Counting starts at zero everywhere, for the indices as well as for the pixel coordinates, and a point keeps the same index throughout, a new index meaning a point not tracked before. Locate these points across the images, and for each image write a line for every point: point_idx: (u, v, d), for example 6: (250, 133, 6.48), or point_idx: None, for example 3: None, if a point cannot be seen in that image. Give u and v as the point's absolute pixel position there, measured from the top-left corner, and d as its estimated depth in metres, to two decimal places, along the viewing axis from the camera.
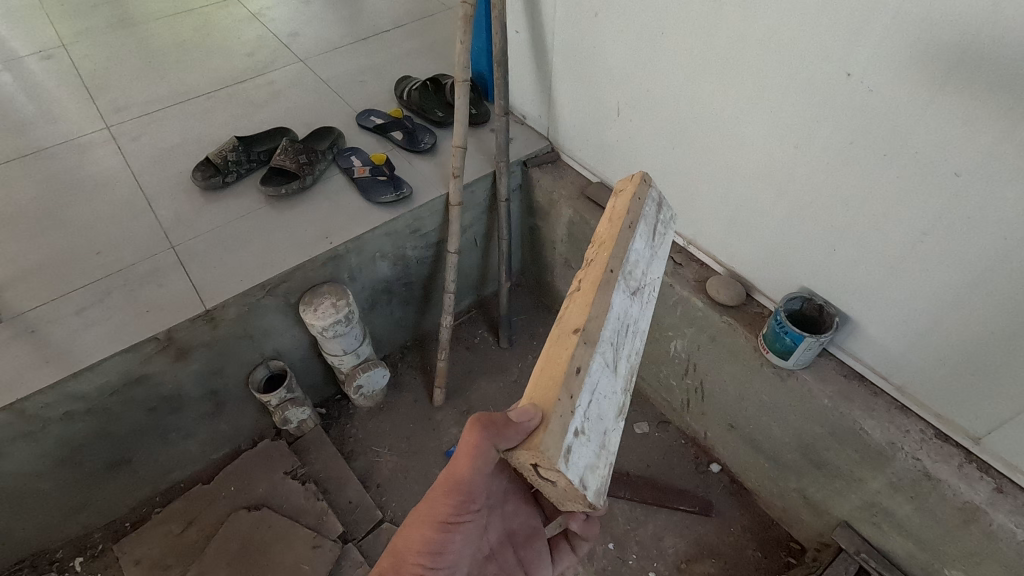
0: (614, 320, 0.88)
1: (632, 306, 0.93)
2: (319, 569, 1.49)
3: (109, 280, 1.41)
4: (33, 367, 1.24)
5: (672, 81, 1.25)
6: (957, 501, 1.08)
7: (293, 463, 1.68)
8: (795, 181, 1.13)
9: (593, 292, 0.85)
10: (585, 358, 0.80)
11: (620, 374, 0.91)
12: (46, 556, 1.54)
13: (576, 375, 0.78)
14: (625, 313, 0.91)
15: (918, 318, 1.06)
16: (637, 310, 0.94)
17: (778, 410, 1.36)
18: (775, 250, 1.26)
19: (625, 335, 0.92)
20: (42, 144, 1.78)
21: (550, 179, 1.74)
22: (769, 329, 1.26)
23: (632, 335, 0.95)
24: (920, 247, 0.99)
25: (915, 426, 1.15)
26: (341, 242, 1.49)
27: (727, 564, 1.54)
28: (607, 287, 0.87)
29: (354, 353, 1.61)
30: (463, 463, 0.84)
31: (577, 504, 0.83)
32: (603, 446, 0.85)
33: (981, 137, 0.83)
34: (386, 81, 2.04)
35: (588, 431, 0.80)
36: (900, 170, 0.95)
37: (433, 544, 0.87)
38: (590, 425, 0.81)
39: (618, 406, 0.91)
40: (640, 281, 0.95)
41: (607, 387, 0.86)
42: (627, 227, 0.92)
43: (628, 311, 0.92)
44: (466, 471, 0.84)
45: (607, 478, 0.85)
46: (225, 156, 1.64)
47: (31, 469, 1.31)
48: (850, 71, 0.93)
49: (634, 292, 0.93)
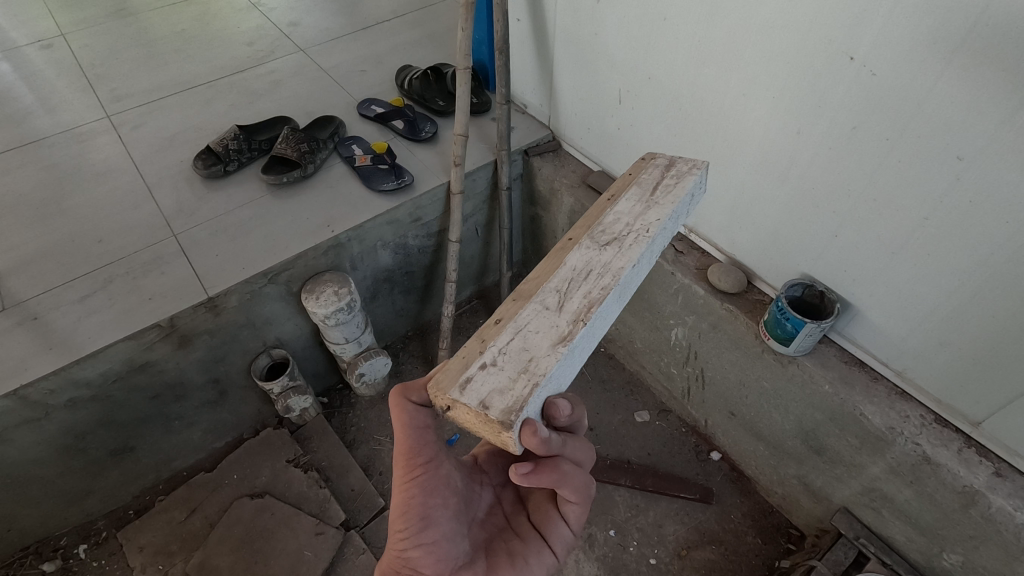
0: (565, 272, 0.91)
1: (602, 254, 0.92)
2: (322, 556, 1.50)
3: (112, 268, 1.42)
4: (36, 354, 1.24)
5: (672, 68, 1.25)
6: (956, 485, 1.09)
7: (296, 451, 1.68)
8: (797, 167, 1.13)
9: (545, 263, 0.95)
10: (507, 312, 0.86)
11: (572, 311, 0.84)
12: (50, 543, 1.55)
13: (493, 324, 0.85)
14: (587, 261, 0.91)
15: (919, 304, 1.06)
16: (611, 255, 0.91)
17: (778, 396, 1.37)
18: (776, 237, 1.27)
19: (584, 278, 0.89)
20: (42, 133, 1.77)
21: (551, 168, 1.74)
22: (770, 316, 1.27)
23: (601, 275, 0.88)
24: (922, 232, 0.99)
25: (915, 411, 1.16)
26: (343, 230, 1.49)
27: (727, 551, 1.55)
28: (558, 253, 0.95)
29: (356, 342, 1.62)
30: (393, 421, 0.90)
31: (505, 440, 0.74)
32: (526, 371, 0.77)
33: (983, 122, 0.83)
34: (386, 70, 2.04)
35: (502, 361, 0.79)
36: (903, 155, 0.95)
37: (401, 504, 0.88)
38: (507, 356, 0.79)
39: (564, 335, 0.81)
40: (620, 232, 0.95)
41: (544, 323, 0.83)
42: (606, 200, 1.03)
43: (593, 259, 0.91)
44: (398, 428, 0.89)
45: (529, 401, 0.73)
46: (226, 144, 1.63)
47: (35, 456, 1.32)
48: (853, 55, 0.93)
49: (608, 241, 0.93)
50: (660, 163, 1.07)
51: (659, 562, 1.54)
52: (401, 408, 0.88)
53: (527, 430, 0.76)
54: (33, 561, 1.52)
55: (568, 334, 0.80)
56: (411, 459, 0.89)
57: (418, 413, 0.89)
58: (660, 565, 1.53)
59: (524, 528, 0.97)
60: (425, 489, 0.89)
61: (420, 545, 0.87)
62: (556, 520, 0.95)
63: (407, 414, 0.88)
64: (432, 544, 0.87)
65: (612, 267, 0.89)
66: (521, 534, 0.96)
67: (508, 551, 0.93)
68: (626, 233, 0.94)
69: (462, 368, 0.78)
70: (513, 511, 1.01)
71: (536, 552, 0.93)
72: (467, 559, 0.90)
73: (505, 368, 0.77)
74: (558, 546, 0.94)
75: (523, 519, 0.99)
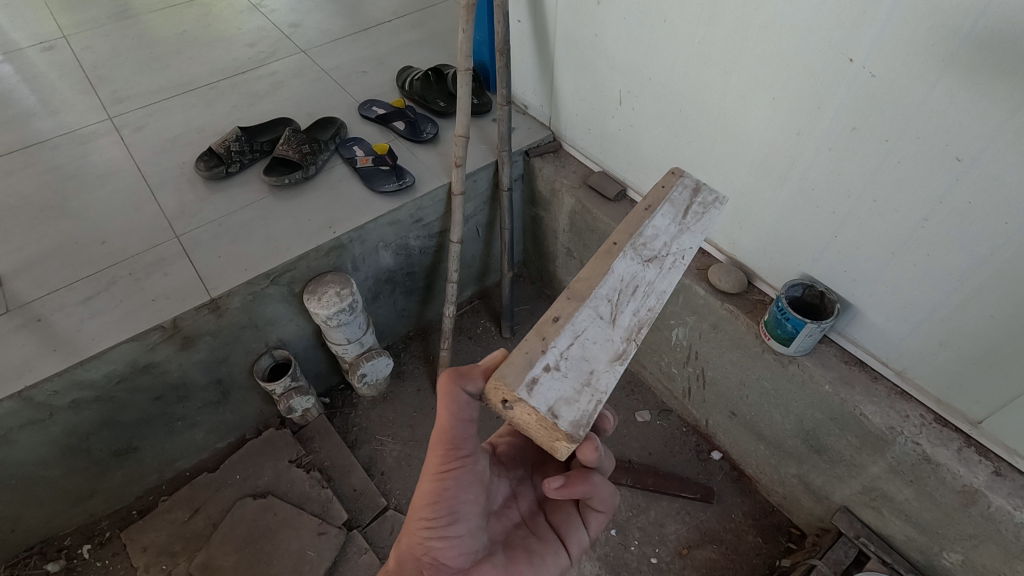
0: (613, 281, 0.95)
1: (646, 271, 0.97)
2: (325, 555, 1.50)
3: (115, 269, 1.42)
4: (40, 356, 1.25)
5: (673, 69, 1.26)
6: (956, 484, 1.09)
7: (299, 451, 1.69)
8: (797, 168, 1.13)
9: (594, 261, 0.98)
10: (565, 311, 0.90)
11: (624, 328, 0.92)
12: (55, 543, 1.56)
13: (552, 322, 0.89)
14: (632, 275, 0.96)
15: (920, 304, 1.06)
16: (654, 275, 0.97)
17: (780, 397, 1.37)
18: (775, 237, 1.27)
19: (632, 293, 0.95)
20: (44, 135, 1.78)
21: (552, 169, 1.75)
22: (770, 316, 1.27)
23: (646, 294, 0.95)
24: (921, 233, 0.99)
25: (915, 410, 1.17)
26: (345, 231, 1.50)
27: (728, 550, 1.55)
28: (605, 257, 0.97)
29: (358, 342, 1.62)
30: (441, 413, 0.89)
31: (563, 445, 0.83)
32: (587, 384, 0.85)
33: (981, 123, 0.84)
34: (387, 71, 2.04)
35: (564, 367, 0.85)
36: (903, 156, 0.95)
37: (432, 495, 0.88)
38: (568, 363, 0.86)
39: (618, 354, 0.89)
40: (660, 250, 1.00)
41: (599, 334, 0.90)
42: (643, 209, 1.02)
43: (639, 274, 0.97)
44: (447, 419, 0.89)
45: (592, 416, 0.82)
46: (228, 146, 1.64)
47: (40, 457, 1.33)
48: (851, 57, 0.94)
49: (650, 258, 0.98)
50: (686, 183, 1.06)
51: (660, 561, 1.54)
52: (453, 398, 0.87)
53: (588, 445, 0.90)
54: (37, 561, 1.53)
55: (622, 352, 0.90)
56: (452, 452, 0.90)
57: (467, 403, 0.88)
58: (661, 564, 1.54)
59: (540, 528, 1.02)
60: (461, 484, 0.90)
61: (445, 539, 0.89)
62: (574, 523, 1.01)
63: (458, 407, 0.88)
64: (456, 539, 0.89)
65: (655, 288, 0.96)
66: (537, 533, 1.01)
67: (525, 549, 0.97)
68: (664, 253, 1.00)
69: (528, 368, 0.83)
70: (530, 509, 1.05)
71: (551, 553, 0.98)
72: (484, 553, 0.94)
73: (568, 377, 0.85)
74: (574, 549, 1.00)
75: (539, 519, 1.03)
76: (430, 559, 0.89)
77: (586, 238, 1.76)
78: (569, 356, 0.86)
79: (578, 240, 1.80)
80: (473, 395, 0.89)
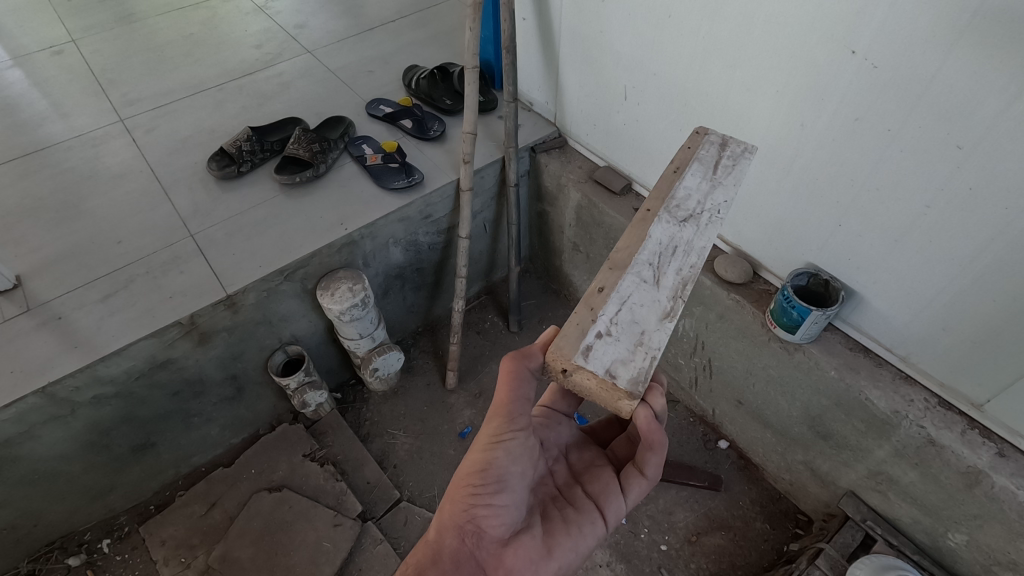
0: (652, 246, 0.99)
1: (683, 230, 1.01)
2: (340, 546, 1.53)
3: (132, 268, 1.45)
4: (63, 352, 1.28)
5: (678, 64, 1.28)
6: (960, 465, 1.12)
7: (312, 445, 1.72)
8: (801, 160, 1.16)
9: (629, 231, 1.02)
10: (609, 280, 0.95)
11: (669, 288, 0.94)
12: (75, 538, 1.58)
13: (598, 293, 0.94)
14: (671, 237, 1.00)
15: (922, 289, 1.09)
16: (690, 232, 1.00)
17: (786, 384, 1.40)
18: (780, 227, 1.30)
19: (672, 254, 0.98)
20: (56, 138, 1.81)
21: (558, 165, 1.78)
22: (776, 304, 1.29)
23: (687, 252, 0.98)
24: (923, 220, 1.02)
25: (920, 395, 1.19)
26: (356, 228, 1.53)
27: (736, 536, 1.58)
28: (640, 225, 1.02)
29: (369, 337, 1.65)
30: (501, 388, 0.94)
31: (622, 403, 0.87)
32: (642, 343, 0.89)
33: (980, 111, 0.87)
34: (393, 70, 2.07)
35: (616, 332, 0.89)
36: (905, 145, 0.98)
37: (481, 463, 0.92)
38: (620, 328, 0.90)
39: (665, 311, 0.92)
40: (694, 209, 1.03)
41: (646, 297, 0.93)
42: (673, 172, 1.08)
43: (677, 234, 1.00)
44: (506, 395, 0.93)
45: (649, 372, 0.86)
46: (240, 146, 1.67)
47: (62, 452, 1.36)
48: (854, 48, 0.96)
49: (686, 217, 1.02)
50: (713, 140, 1.12)
51: (669, 548, 1.57)
52: (513, 379, 0.92)
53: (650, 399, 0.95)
54: (59, 555, 1.55)
55: (670, 310, 0.92)
56: (505, 423, 0.93)
57: (527, 382, 0.93)
58: (670, 551, 1.56)
59: (577, 496, 1.02)
60: (511, 454, 0.93)
61: (489, 506, 0.91)
62: (612, 493, 1.01)
63: (519, 385, 0.93)
64: (501, 508, 0.92)
65: (695, 245, 0.99)
66: (574, 503, 1.01)
67: (563, 519, 0.98)
68: (700, 211, 1.02)
69: (580, 338, 0.88)
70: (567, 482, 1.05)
71: (589, 520, 0.98)
72: (523, 525, 0.95)
73: (619, 339, 0.89)
74: (610, 517, 1.00)
75: (576, 489, 1.03)
76: (473, 526, 0.91)
77: (592, 231, 1.78)
78: (619, 320, 0.91)
79: (585, 234, 1.82)
80: (535, 372, 0.93)
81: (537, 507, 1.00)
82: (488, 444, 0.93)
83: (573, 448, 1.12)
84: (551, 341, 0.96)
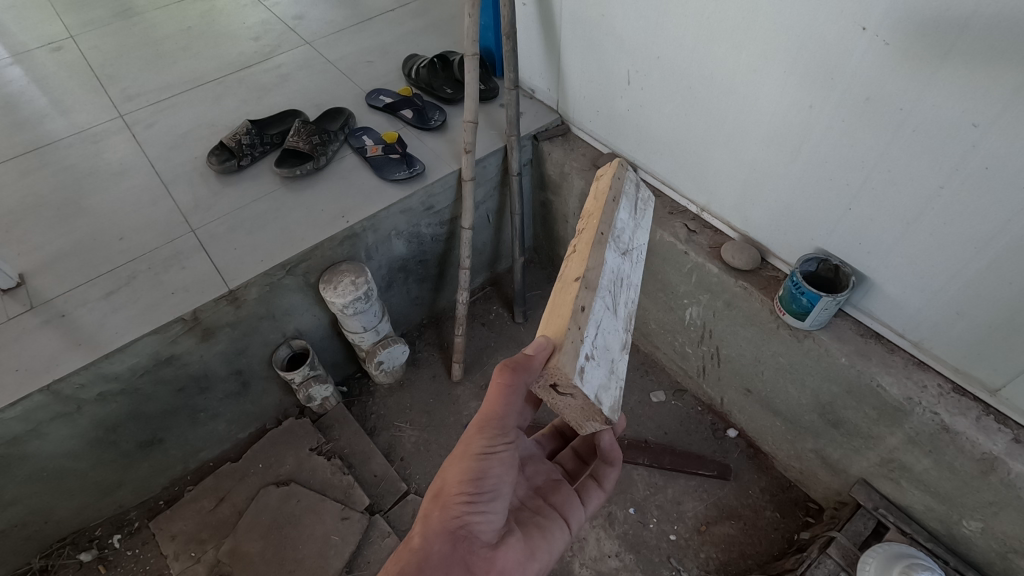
0: (609, 272, 0.95)
1: (625, 263, 1.00)
2: (348, 540, 1.53)
3: (134, 264, 1.44)
4: (66, 350, 1.28)
5: (683, 46, 1.25)
6: (975, 453, 1.10)
7: (319, 439, 1.71)
8: (810, 142, 1.13)
9: (585, 248, 0.93)
10: (588, 300, 0.88)
11: (622, 317, 0.98)
12: (86, 534, 1.59)
13: (582, 312, 0.86)
14: (620, 268, 0.98)
15: (936, 273, 1.06)
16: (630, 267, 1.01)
17: (796, 372, 1.38)
18: (789, 212, 1.27)
19: (620, 285, 0.99)
20: (57, 135, 1.80)
21: (561, 153, 1.75)
22: (785, 291, 1.27)
23: (627, 287, 1.01)
24: (936, 202, 0.99)
25: (933, 380, 1.17)
26: (358, 220, 1.51)
27: (746, 526, 1.57)
28: (599, 245, 0.93)
29: (373, 330, 1.64)
30: (494, 398, 0.92)
31: (594, 421, 0.92)
32: (612, 370, 0.93)
33: (996, 87, 0.83)
34: (392, 60, 2.04)
35: (597, 357, 0.89)
36: (917, 125, 0.95)
37: (473, 472, 0.91)
38: (597, 352, 0.90)
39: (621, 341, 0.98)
40: (629, 243, 1.02)
41: (611, 325, 0.94)
42: (610, 200, 1.00)
43: (623, 268, 0.99)
44: (499, 406, 0.92)
45: (619, 399, 0.92)
46: (239, 140, 1.66)
47: (69, 450, 1.36)
48: (865, 25, 0.93)
49: (625, 251, 1.00)
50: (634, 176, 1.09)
51: (678, 538, 1.56)
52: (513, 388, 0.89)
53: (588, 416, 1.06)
54: (70, 551, 1.57)
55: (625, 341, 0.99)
56: (498, 434, 0.93)
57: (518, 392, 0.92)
58: (679, 541, 1.55)
59: (541, 506, 1.07)
60: (502, 464, 0.94)
61: (483, 512, 0.90)
62: (575, 501, 1.09)
63: (514, 397, 0.91)
64: (492, 514, 0.92)
65: (630, 282, 1.02)
66: (542, 512, 1.05)
67: (536, 524, 1.02)
68: (631, 245, 1.03)
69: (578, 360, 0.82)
70: (529, 494, 1.09)
71: (557, 527, 1.04)
72: (504, 530, 0.96)
73: (600, 363, 0.89)
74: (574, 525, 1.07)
75: (539, 500, 1.08)
76: (466, 532, 0.89)
77: None
78: (598, 345, 0.89)
79: None
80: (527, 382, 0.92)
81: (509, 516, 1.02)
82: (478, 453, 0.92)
83: (530, 460, 1.16)
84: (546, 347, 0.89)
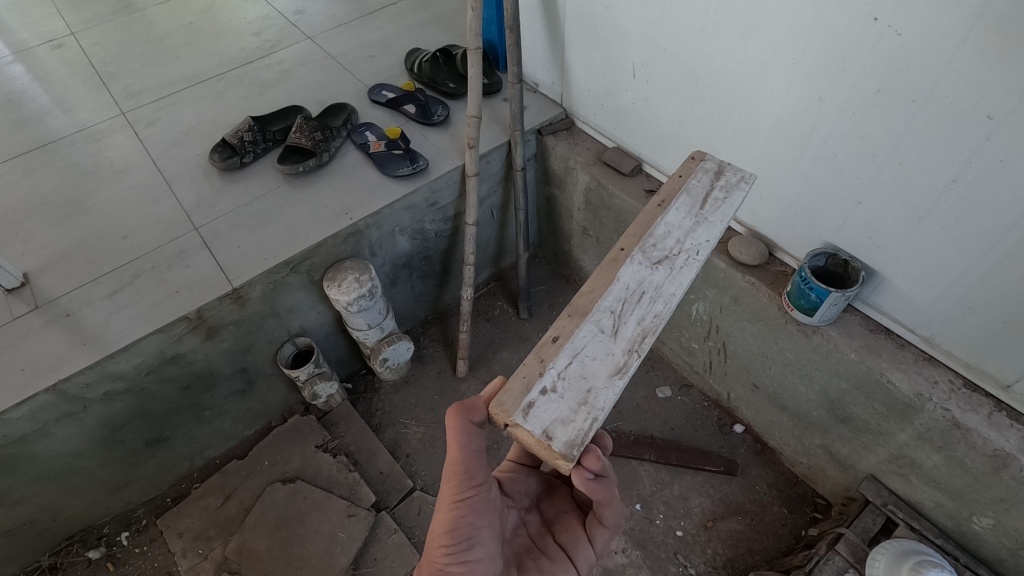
0: (615, 294, 0.96)
1: (654, 273, 0.99)
2: (354, 537, 1.53)
3: (137, 263, 1.44)
4: (71, 350, 1.27)
5: (690, 38, 1.23)
6: (987, 449, 1.09)
7: (324, 436, 1.71)
8: (819, 135, 1.11)
9: (599, 273, 1.00)
10: (565, 329, 0.93)
11: (627, 339, 0.91)
12: (94, 531, 1.60)
13: (552, 342, 0.91)
14: (639, 280, 0.98)
15: (947, 267, 1.05)
16: (661, 276, 0.98)
17: (804, 368, 1.36)
18: (797, 206, 1.25)
19: (638, 300, 0.96)
20: (60, 133, 1.79)
21: (565, 147, 1.73)
22: (793, 286, 1.25)
23: (654, 299, 0.96)
24: (949, 195, 0.97)
25: (944, 376, 1.16)
26: (361, 217, 1.50)
27: (754, 522, 1.56)
28: (611, 266, 1.00)
29: (378, 327, 1.63)
30: (452, 446, 0.92)
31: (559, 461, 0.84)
32: (587, 401, 0.85)
33: (1012, 78, 0.82)
34: (394, 54, 2.02)
35: (561, 388, 0.86)
36: (930, 117, 0.93)
37: (449, 523, 0.89)
38: (566, 382, 0.87)
39: (620, 367, 0.89)
40: (671, 249, 1.01)
41: (600, 350, 0.90)
42: (656, 206, 1.07)
43: (645, 278, 0.98)
44: (460, 452, 0.91)
45: (587, 434, 0.82)
46: (241, 136, 1.65)
47: (76, 449, 1.36)
48: (876, 15, 0.91)
49: (659, 260, 1.00)
50: (708, 167, 1.12)
51: (685, 534, 1.55)
52: (464, 431, 0.91)
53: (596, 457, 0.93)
54: (78, 548, 1.57)
55: (623, 366, 0.89)
56: (464, 481, 0.92)
57: (475, 435, 0.92)
58: (686, 537, 1.55)
59: (548, 546, 1.02)
60: (477, 510, 0.91)
61: (466, 564, 0.88)
62: (580, 542, 1.02)
63: (471, 439, 0.91)
64: (477, 564, 0.89)
65: (663, 291, 0.96)
66: (548, 553, 1.01)
67: (538, 568, 0.98)
68: (677, 251, 1.01)
69: (522, 392, 0.86)
70: (539, 533, 1.05)
71: (562, 569, 0.99)
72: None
73: (564, 396, 0.86)
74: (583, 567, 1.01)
75: (547, 539, 1.04)
76: None
77: (601, 214, 1.73)
78: (567, 374, 0.88)
79: (594, 218, 1.77)
80: (481, 424, 0.92)
81: (512, 561, 0.99)
82: (449, 504, 0.91)
83: (541, 497, 1.11)
84: (497, 392, 0.94)
